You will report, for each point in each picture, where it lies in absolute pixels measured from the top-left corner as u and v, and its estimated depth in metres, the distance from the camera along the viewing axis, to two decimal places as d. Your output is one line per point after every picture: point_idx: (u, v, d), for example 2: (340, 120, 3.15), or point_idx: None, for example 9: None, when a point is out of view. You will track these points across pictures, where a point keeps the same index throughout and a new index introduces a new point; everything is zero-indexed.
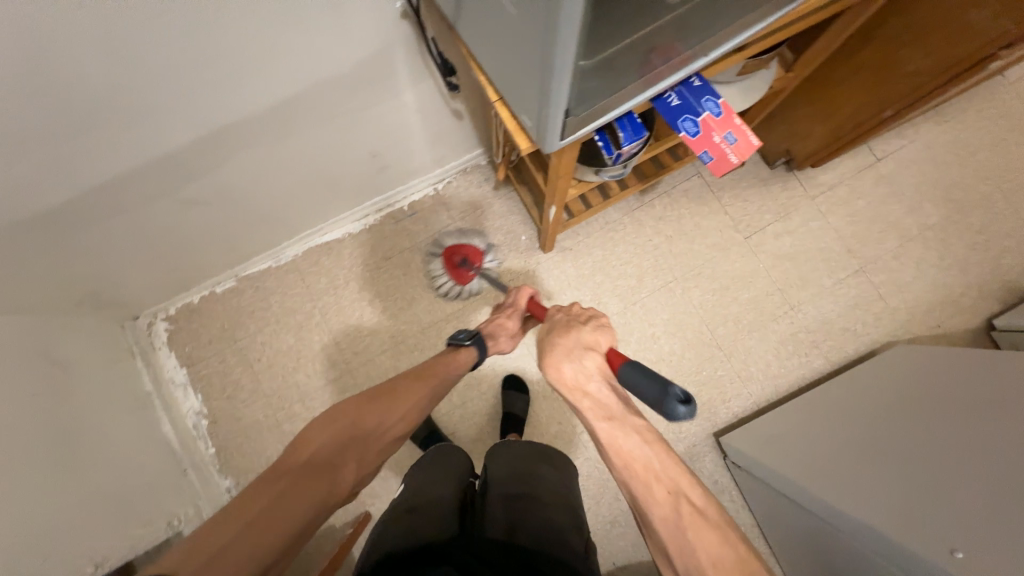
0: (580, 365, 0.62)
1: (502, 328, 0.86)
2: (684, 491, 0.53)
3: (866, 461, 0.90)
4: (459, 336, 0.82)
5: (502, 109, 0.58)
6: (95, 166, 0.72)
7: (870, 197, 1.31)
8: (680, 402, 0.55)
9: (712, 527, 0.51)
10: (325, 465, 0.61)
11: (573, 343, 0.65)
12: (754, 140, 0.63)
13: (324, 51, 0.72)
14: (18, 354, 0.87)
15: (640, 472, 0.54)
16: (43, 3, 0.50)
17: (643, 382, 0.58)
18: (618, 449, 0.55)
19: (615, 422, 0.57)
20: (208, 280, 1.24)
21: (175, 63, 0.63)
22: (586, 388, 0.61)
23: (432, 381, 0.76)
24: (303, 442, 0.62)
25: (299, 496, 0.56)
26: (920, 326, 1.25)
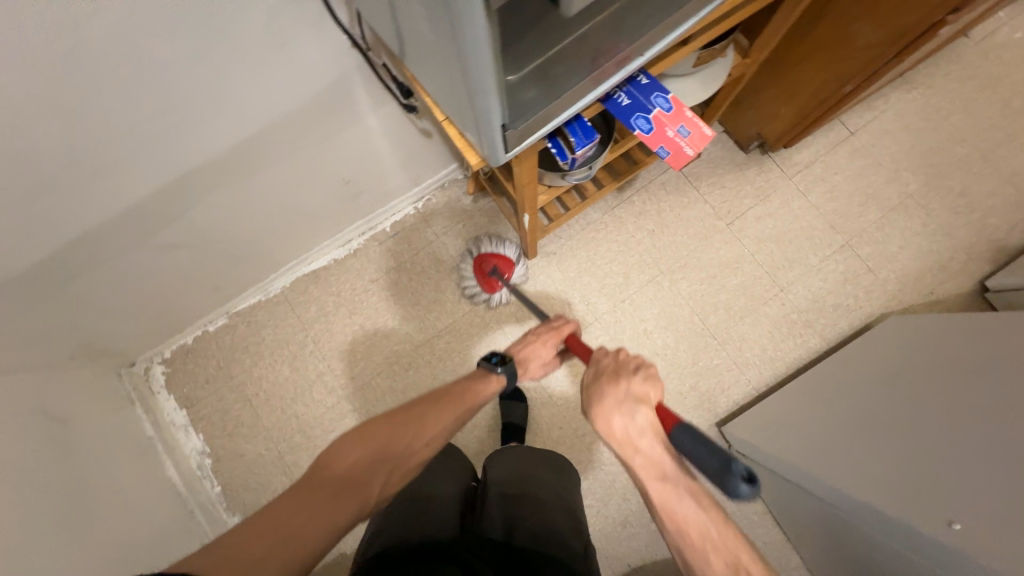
0: (630, 420, 0.58)
1: (535, 355, 0.81)
2: (744, 565, 0.50)
3: (869, 438, 0.89)
4: (491, 360, 0.77)
5: (450, 127, 0.60)
6: (70, 220, 0.74)
7: (848, 171, 1.31)
8: (743, 479, 0.50)
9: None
10: (350, 489, 0.56)
11: (624, 395, 0.60)
12: (706, 131, 0.64)
13: (279, 86, 0.74)
14: (19, 410, 0.88)
15: (696, 541, 0.51)
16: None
17: (703, 452, 0.53)
18: (673, 514, 0.52)
19: (670, 484, 0.54)
20: (201, 319, 1.26)
21: (132, 112, 0.64)
22: (638, 445, 0.57)
23: (466, 406, 0.69)
24: (333, 457, 0.57)
25: (320, 524, 0.52)
26: (912, 295, 1.24)
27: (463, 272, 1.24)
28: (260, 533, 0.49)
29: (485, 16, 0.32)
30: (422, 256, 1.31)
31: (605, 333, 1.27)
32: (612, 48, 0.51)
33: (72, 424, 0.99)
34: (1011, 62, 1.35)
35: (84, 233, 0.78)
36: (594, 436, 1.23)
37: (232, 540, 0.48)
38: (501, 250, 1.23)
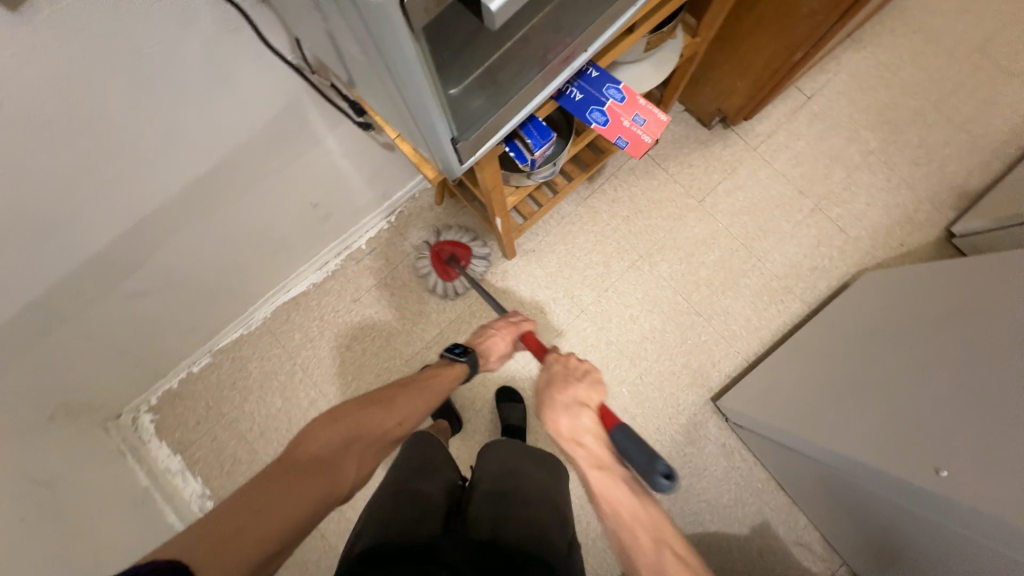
0: (576, 421, 0.64)
1: (492, 351, 0.86)
2: (667, 541, 0.54)
3: (857, 397, 0.91)
4: (454, 350, 0.83)
5: (403, 143, 0.63)
6: (28, 280, 0.72)
7: (809, 136, 1.33)
8: (662, 475, 0.56)
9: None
10: (325, 464, 0.58)
11: (569, 399, 0.66)
12: (661, 116, 0.64)
13: (226, 120, 0.72)
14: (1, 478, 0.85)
15: (629, 521, 0.55)
16: None
17: (633, 447, 0.59)
18: (607, 496, 0.56)
19: (607, 473, 0.59)
20: (183, 362, 1.23)
21: (74, 165, 0.62)
22: (581, 439, 0.62)
23: (430, 390, 0.74)
24: (305, 440, 0.60)
25: (297, 494, 0.53)
26: (884, 250, 1.27)
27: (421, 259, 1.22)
28: (238, 508, 0.50)
29: (412, 39, 0.32)
30: (402, 271, 1.30)
31: (592, 324, 1.27)
32: (557, 44, 0.51)
33: (60, 486, 0.95)
34: (951, 12, 1.38)
35: (43, 292, 0.75)
36: None
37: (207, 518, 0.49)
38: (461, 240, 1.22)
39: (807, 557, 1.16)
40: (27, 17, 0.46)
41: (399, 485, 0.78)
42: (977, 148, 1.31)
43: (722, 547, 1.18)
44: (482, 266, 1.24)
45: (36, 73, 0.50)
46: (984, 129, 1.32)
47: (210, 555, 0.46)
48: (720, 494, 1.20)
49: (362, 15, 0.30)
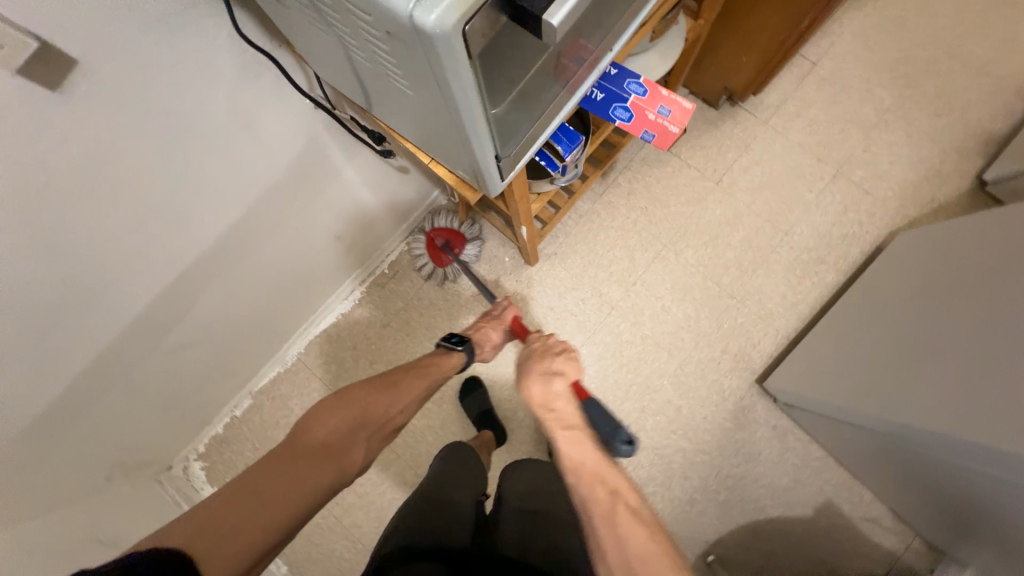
0: (547, 386, 0.61)
1: (488, 339, 0.82)
2: (621, 493, 0.52)
3: (918, 362, 0.88)
4: (450, 340, 0.79)
5: (438, 166, 0.58)
6: (77, 345, 0.72)
7: (821, 102, 1.31)
8: (624, 441, 0.59)
9: (643, 525, 0.50)
10: (332, 452, 0.58)
11: (544, 366, 0.63)
12: (687, 104, 0.62)
13: (251, 166, 0.74)
14: (69, 543, 0.85)
15: (587, 475, 0.53)
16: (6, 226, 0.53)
17: (600, 415, 0.62)
18: (569, 453, 0.54)
19: (573, 432, 0.56)
20: (227, 406, 1.24)
21: (119, 232, 0.64)
22: (551, 404, 0.59)
23: (435, 375, 0.73)
24: (313, 425, 0.60)
25: (304, 481, 0.54)
26: (915, 207, 1.24)
27: (416, 246, 1.23)
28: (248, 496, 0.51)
29: (472, 67, 0.30)
30: (428, 290, 1.29)
31: (625, 319, 1.26)
32: (569, 47, 0.47)
33: (126, 544, 0.96)
34: None
35: (92, 357, 0.76)
36: (641, 423, 1.21)
37: (215, 504, 0.50)
38: (454, 227, 1.23)
39: (879, 532, 1.13)
40: (66, 95, 0.49)
41: (429, 495, 0.77)
42: (997, 91, 1.27)
43: (789, 531, 1.14)
44: (474, 256, 1.24)
45: (74, 148, 0.52)
46: (1002, 71, 1.28)
47: (222, 542, 0.47)
48: (779, 476, 1.17)
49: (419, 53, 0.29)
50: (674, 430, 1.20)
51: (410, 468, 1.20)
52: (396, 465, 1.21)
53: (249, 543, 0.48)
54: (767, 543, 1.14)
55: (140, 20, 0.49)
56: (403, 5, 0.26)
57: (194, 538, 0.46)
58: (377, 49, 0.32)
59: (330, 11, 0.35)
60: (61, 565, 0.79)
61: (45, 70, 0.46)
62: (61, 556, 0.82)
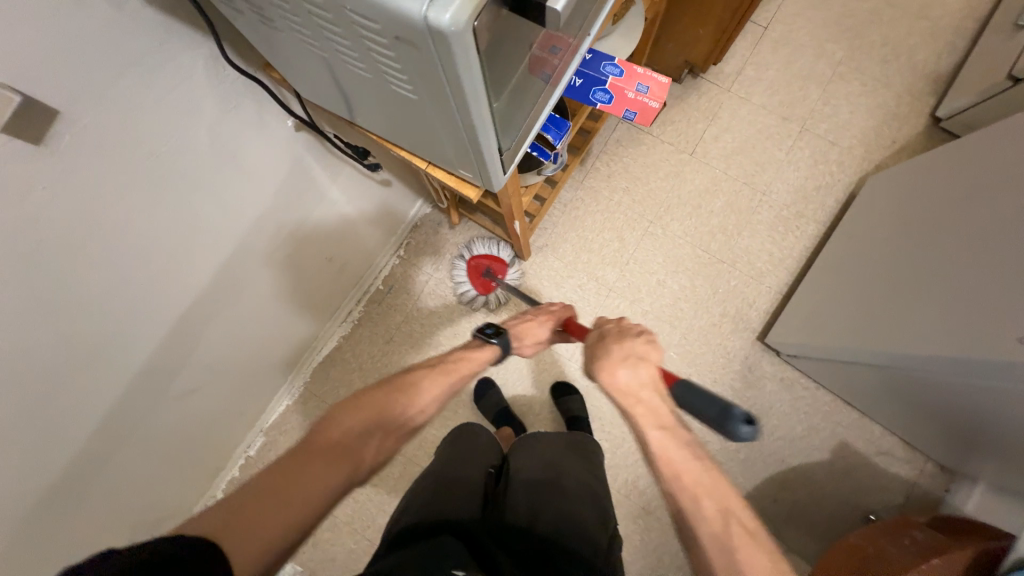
0: (635, 374, 0.60)
1: (528, 333, 0.78)
2: (733, 511, 0.53)
3: (907, 292, 0.93)
4: (485, 331, 0.74)
5: (435, 170, 0.58)
6: (82, 405, 0.70)
7: (778, 64, 1.36)
8: (744, 422, 0.56)
9: (760, 546, 0.50)
10: (347, 452, 0.55)
11: (628, 350, 0.62)
12: (663, 79, 0.64)
13: (240, 197, 0.73)
14: None
15: (692, 486, 0.53)
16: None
17: (704, 404, 0.59)
18: (670, 458, 0.55)
19: (669, 434, 0.57)
20: (239, 447, 1.21)
21: (116, 282, 0.63)
22: (640, 397, 0.59)
23: (457, 375, 0.68)
24: (328, 424, 0.56)
25: (317, 481, 0.51)
26: (879, 151, 1.29)
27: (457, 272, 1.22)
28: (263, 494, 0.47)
29: (481, 64, 0.31)
30: (426, 300, 1.29)
31: (624, 299, 1.28)
32: (539, 38, 0.45)
33: None
34: None
35: (103, 414, 0.74)
36: None
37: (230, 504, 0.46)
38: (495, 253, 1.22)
39: (892, 463, 1.18)
40: (48, 147, 0.48)
41: (440, 472, 0.71)
42: (937, 31, 1.34)
43: (811, 477, 1.18)
44: (516, 276, 1.25)
45: (58, 199, 0.51)
46: (939, 12, 1.35)
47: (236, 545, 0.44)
48: (793, 425, 1.21)
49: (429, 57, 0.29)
50: None
51: None
52: None
53: (262, 541, 0.45)
54: (792, 492, 1.18)
55: (116, 63, 0.49)
56: (414, 9, 0.26)
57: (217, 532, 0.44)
58: (380, 59, 0.33)
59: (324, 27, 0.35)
60: None
61: (29, 126, 0.45)
62: None
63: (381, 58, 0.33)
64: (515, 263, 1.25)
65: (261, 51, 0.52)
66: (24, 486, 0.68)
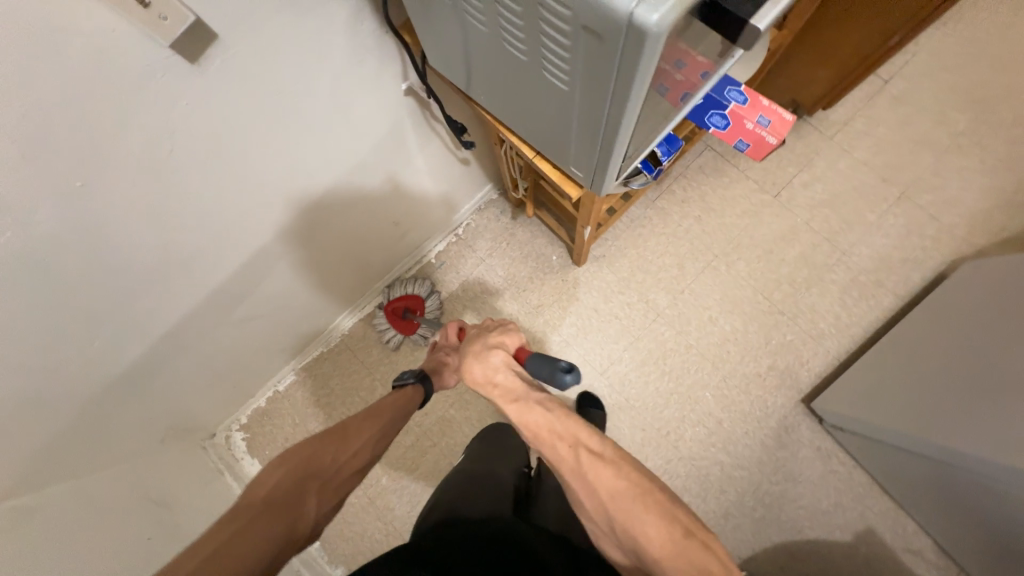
0: (485, 362, 0.58)
1: (445, 364, 0.77)
2: (583, 442, 0.51)
3: (985, 393, 0.86)
4: (403, 375, 0.74)
5: (542, 162, 0.59)
6: (160, 313, 0.75)
7: (892, 121, 1.27)
8: (565, 371, 0.55)
9: (607, 464, 0.49)
10: (281, 507, 0.48)
11: (479, 345, 0.61)
12: (787, 115, 0.62)
13: (336, 148, 0.75)
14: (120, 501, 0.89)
15: (545, 438, 0.52)
16: (121, 193, 0.56)
17: (541, 368, 0.56)
18: (522, 424, 0.53)
19: (521, 401, 0.54)
20: (270, 380, 1.26)
21: (212, 205, 0.66)
22: (495, 379, 0.57)
23: (390, 415, 0.65)
24: (252, 487, 0.49)
25: (241, 558, 0.43)
26: (984, 236, 1.20)
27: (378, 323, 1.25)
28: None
29: (651, 73, 0.30)
30: (472, 282, 1.29)
31: (670, 327, 1.25)
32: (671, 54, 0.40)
33: (174, 505, 0.99)
34: None
35: (173, 323, 0.79)
36: (680, 433, 1.20)
37: None
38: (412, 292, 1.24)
39: (919, 565, 1.10)
40: (200, 68, 0.51)
41: (472, 468, 0.72)
42: None
43: (826, 556, 1.12)
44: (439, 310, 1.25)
45: (189, 123, 0.55)
46: None
47: None
48: (818, 498, 1.15)
49: (610, 57, 0.29)
50: (713, 442, 1.19)
51: (444, 457, 1.21)
52: (431, 453, 1.22)
53: None
54: (802, 565, 1.12)
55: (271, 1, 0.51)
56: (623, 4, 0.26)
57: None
58: (553, 50, 0.33)
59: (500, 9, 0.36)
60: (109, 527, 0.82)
61: (191, 45, 0.49)
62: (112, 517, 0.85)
63: (552, 49, 0.33)
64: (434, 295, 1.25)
65: (414, 19, 0.53)
66: (94, 373, 0.74)
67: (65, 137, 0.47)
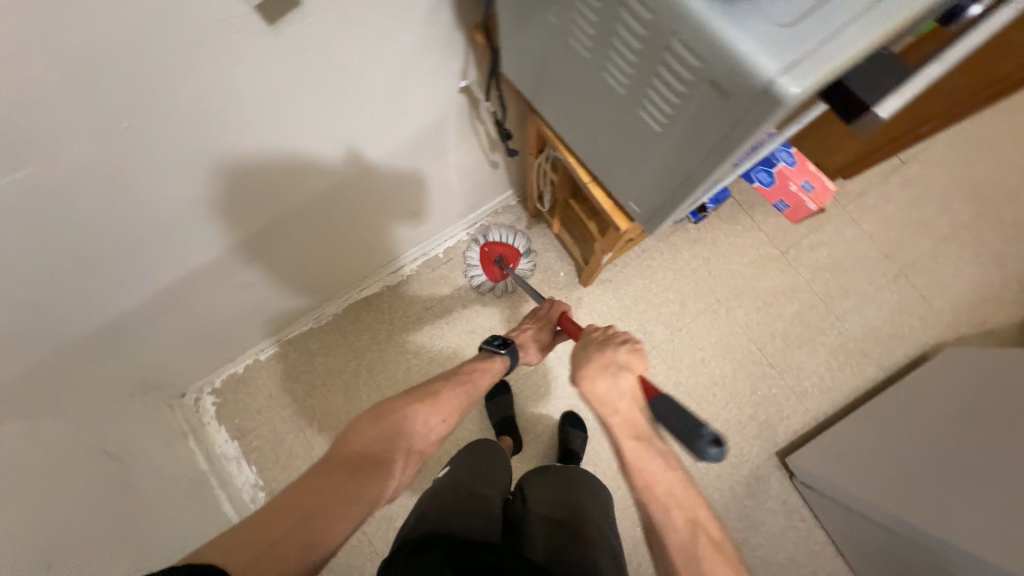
0: (614, 385, 0.63)
1: (531, 339, 0.84)
2: (701, 522, 0.56)
3: (951, 476, 0.90)
4: (494, 343, 0.79)
5: (595, 187, 0.64)
6: (159, 263, 0.71)
7: (902, 201, 1.33)
8: (712, 442, 0.53)
9: (724, 557, 0.54)
10: (372, 461, 0.60)
11: (610, 361, 0.65)
12: (830, 185, 0.66)
13: (381, 130, 0.73)
14: (75, 452, 0.84)
15: (664, 499, 0.57)
16: (164, 139, 0.54)
17: (676, 416, 0.57)
18: (642, 469, 0.58)
19: (644, 446, 0.60)
20: (252, 348, 1.22)
21: (251, 166, 0.65)
22: (617, 407, 0.63)
23: (472, 383, 0.73)
24: (351, 436, 0.61)
25: (348, 495, 0.56)
26: (967, 325, 1.26)
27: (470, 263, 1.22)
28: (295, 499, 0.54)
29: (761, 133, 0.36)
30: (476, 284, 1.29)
31: (663, 362, 1.26)
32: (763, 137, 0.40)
33: (129, 462, 0.94)
34: None
35: (172, 277, 0.76)
36: None
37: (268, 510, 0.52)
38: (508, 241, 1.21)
39: None
40: (277, 31, 0.49)
41: (458, 485, 0.71)
42: None
43: None
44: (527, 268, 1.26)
45: (256, 83, 0.53)
46: None
47: (266, 547, 0.49)
48: (775, 551, 1.18)
49: (733, 114, 0.34)
50: None
51: None
52: None
53: (293, 547, 0.50)
54: None
55: None
56: (767, 67, 0.31)
57: (227, 554, 0.47)
58: (668, 98, 0.38)
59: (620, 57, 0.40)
60: (59, 480, 0.77)
61: (270, 8, 0.47)
62: (62, 466, 0.80)
63: (665, 84, 0.38)
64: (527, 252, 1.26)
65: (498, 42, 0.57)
66: (77, 316, 0.70)
67: (132, 74, 0.45)
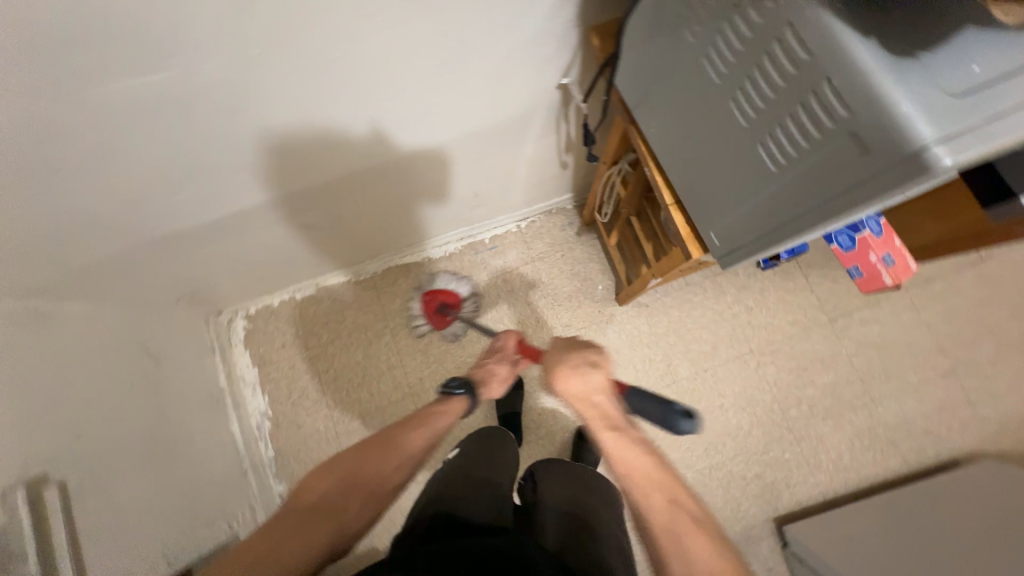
0: (586, 380, 0.65)
1: (494, 373, 0.78)
2: (681, 502, 0.54)
3: None
4: (450, 384, 0.76)
5: (676, 212, 0.64)
6: (239, 186, 0.75)
7: (972, 297, 1.26)
8: (684, 415, 0.64)
9: (705, 536, 0.51)
10: (325, 512, 0.57)
11: (580, 360, 0.67)
12: (908, 264, 0.65)
13: (476, 108, 0.75)
14: (122, 344, 0.90)
15: (642, 482, 0.55)
16: (291, 75, 0.58)
17: (648, 403, 0.65)
18: (617, 453, 0.58)
19: (620, 434, 0.60)
20: (291, 286, 1.27)
21: (353, 117, 0.68)
22: (592, 400, 0.64)
23: (433, 425, 0.70)
24: (302, 489, 0.59)
25: (297, 549, 0.53)
26: (1010, 441, 1.20)
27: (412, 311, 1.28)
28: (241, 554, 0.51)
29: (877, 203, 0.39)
30: (514, 277, 1.29)
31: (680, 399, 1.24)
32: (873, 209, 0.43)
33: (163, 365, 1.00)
34: None
35: (245, 202, 0.79)
36: None
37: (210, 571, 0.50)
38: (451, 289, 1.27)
39: None
40: None
41: (470, 470, 0.72)
42: None
43: None
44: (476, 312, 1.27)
45: (385, 41, 0.57)
46: None
47: None
48: None
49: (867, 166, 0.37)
50: None
51: None
52: None
53: None
54: None
55: None
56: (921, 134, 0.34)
57: None
58: (800, 139, 0.42)
59: (759, 91, 0.44)
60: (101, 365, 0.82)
61: None
62: (108, 353, 0.86)
63: (800, 124, 0.41)
64: (474, 296, 1.27)
65: (618, 59, 0.61)
66: (155, 218, 0.74)
67: (290, 8, 0.50)
